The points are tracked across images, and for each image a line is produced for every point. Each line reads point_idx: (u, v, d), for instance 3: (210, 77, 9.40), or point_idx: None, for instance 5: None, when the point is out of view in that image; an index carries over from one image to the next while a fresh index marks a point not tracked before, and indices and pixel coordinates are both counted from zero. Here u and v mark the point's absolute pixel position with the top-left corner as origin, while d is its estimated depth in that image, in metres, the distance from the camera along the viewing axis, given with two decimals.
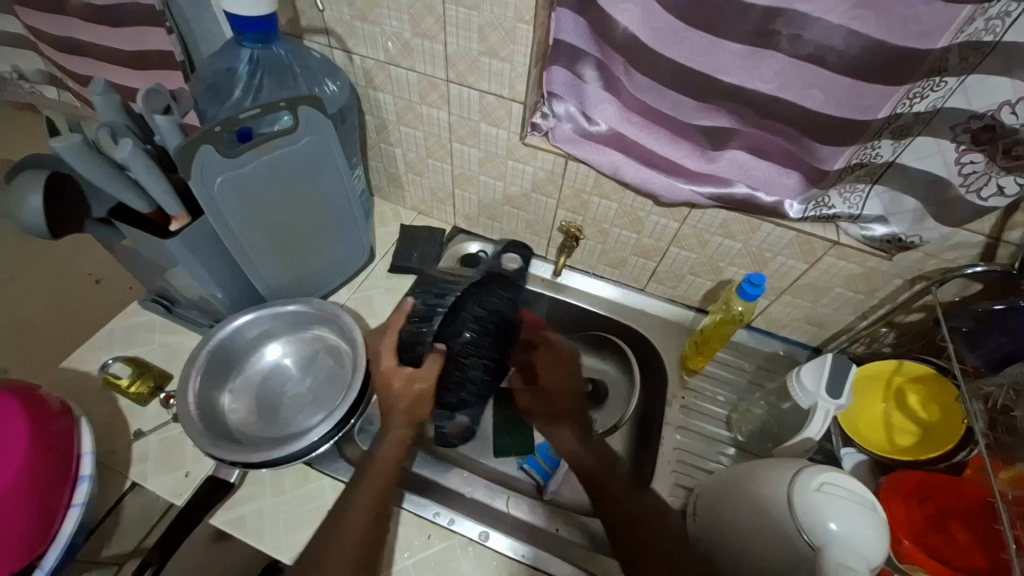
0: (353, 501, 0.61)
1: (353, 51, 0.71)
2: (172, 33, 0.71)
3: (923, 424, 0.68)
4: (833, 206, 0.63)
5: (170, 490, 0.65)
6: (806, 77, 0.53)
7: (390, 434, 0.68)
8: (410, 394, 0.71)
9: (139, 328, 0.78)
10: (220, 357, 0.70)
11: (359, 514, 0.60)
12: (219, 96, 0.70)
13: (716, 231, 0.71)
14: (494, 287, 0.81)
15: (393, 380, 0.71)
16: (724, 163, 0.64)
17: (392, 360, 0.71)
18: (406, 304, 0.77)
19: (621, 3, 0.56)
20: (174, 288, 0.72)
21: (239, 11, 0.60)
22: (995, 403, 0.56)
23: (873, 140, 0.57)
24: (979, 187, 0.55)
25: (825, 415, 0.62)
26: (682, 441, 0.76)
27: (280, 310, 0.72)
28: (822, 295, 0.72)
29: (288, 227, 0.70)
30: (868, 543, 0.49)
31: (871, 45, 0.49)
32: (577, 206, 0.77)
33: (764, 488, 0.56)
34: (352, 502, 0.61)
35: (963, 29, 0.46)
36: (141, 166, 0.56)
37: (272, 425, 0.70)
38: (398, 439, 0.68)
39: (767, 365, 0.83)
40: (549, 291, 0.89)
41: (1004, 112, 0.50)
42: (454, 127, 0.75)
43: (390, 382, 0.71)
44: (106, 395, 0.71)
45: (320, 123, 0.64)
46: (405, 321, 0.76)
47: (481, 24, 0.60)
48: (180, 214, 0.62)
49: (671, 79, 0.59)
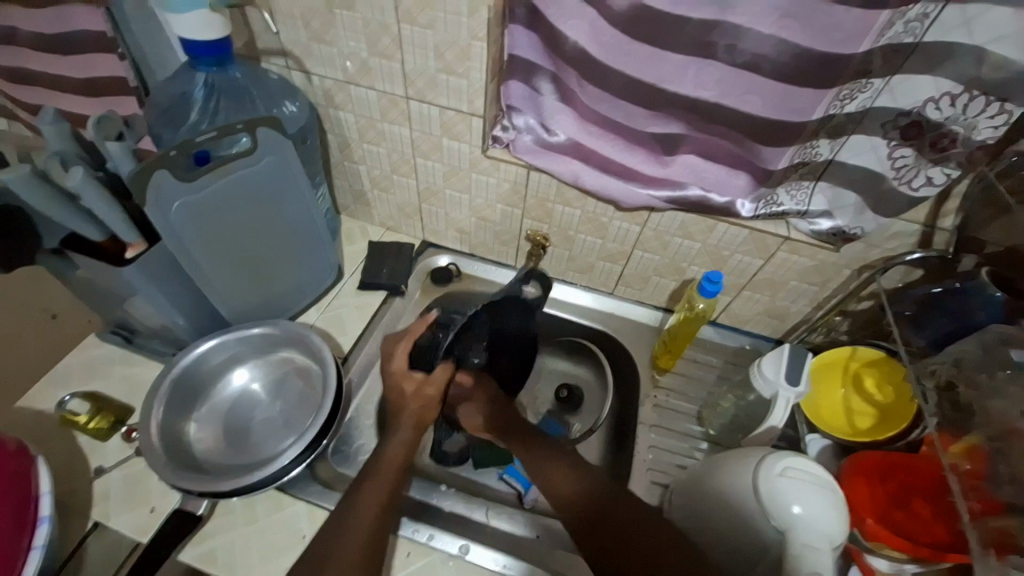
0: (354, 518, 0.61)
1: (312, 72, 0.71)
2: (124, 59, 0.70)
3: (880, 406, 0.71)
4: (781, 204, 0.67)
5: (135, 527, 0.63)
6: (744, 84, 0.56)
7: (398, 434, 0.71)
8: (422, 398, 0.74)
9: (97, 361, 0.75)
10: (183, 385, 0.68)
11: (362, 528, 0.60)
12: (174, 120, 0.69)
13: (675, 232, 0.73)
14: (511, 312, 0.80)
15: (404, 385, 0.74)
16: (677, 167, 0.67)
17: (403, 362, 0.75)
18: (430, 316, 0.79)
19: (570, 19, 0.58)
20: (134, 318, 0.70)
21: (191, 37, 0.60)
22: (940, 379, 0.60)
23: (812, 140, 0.61)
24: (910, 179, 0.59)
25: (786, 403, 0.65)
26: (657, 439, 0.78)
27: (245, 334, 0.71)
28: (780, 288, 0.76)
29: (253, 249, 0.69)
30: (828, 523, 0.52)
31: (800, 53, 0.52)
32: (542, 215, 0.79)
33: (730, 477, 0.59)
34: (354, 518, 0.61)
35: (883, 33, 0.50)
36: (93, 195, 0.55)
37: (242, 451, 0.69)
38: (406, 441, 0.70)
39: (734, 359, 0.85)
40: None
41: (929, 108, 0.54)
42: (417, 143, 0.76)
43: (402, 388, 0.74)
44: (65, 434, 0.68)
45: (279, 142, 0.64)
46: (424, 329, 0.78)
47: (437, 43, 0.62)
48: (136, 241, 0.61)
49: (622, 90, 0.61)
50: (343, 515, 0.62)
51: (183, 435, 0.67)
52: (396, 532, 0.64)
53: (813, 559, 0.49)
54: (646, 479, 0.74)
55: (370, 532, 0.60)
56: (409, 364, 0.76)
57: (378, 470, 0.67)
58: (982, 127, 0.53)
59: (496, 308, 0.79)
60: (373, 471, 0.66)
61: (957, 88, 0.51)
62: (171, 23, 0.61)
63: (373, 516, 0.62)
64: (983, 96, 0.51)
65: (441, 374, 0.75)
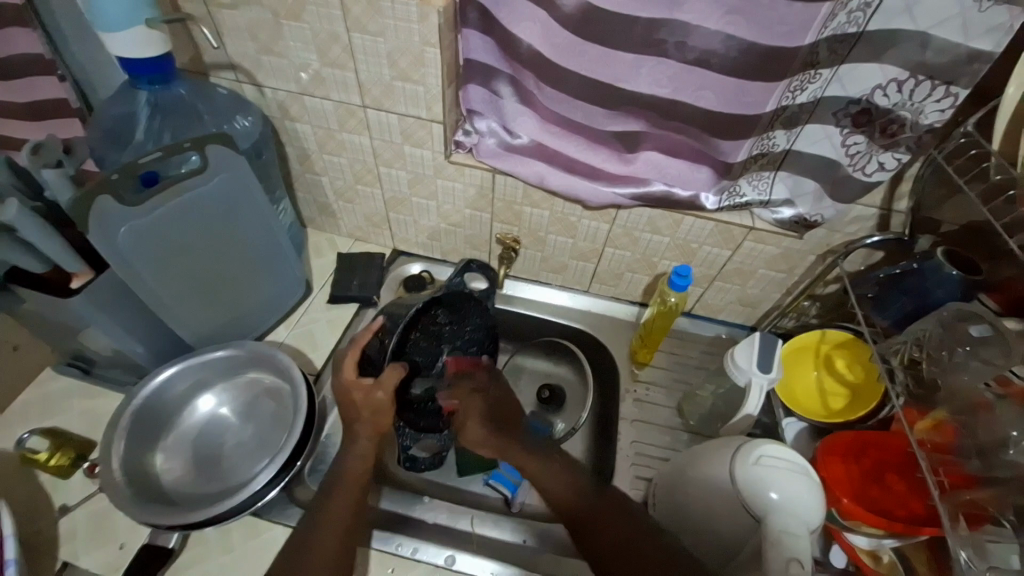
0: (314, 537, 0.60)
1: (264, 84, 0.69)
2: (65, 80, 0.69)
3: (851, 385, 0.72)
4: (743, 194, 0.67)
5: (105, 567, 0.60)
6: (696, 79, 0.56)
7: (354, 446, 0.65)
8: (372, 405, 0.63)
9: (56, 396, 0.72)
10: (146, 417, 0.66)
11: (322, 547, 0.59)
12: (120, 141, 0.67)
13: (644, 228, 0.73)
14: (471, 310, 0.71)
15: (352, 395, 0.64)
16: (640, 163, 0.67)
17: (353, 372, 0.65)
18: (377, 322, 0.69)
19: (522, 20, 0.58)
20: (90, 349, 0.67)
21: (130, 56, 0.59)
22: (903, 357, 0.61)
23: (767, 131, 0.61)
24: (864, 165, 0.60)
25: (760, 390, 0.66)
26: (639, 434, 0.78)
27: (208, 357, 0.69)
28: (749, 277, 0.77)
29: (215, 271, 0.68)
30: (805, 508, 0.52)
31: (748, 46, 0.52)
32: (511, 218, 0.78)
33: (708, 468, 0.59)
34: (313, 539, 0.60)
35: (827, 24, 0.50)
36: (30, 224, 0.54)
37: (214, 479, 0.67)
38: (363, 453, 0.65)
39: (711, 349, 0.86)
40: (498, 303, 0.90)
41: (877, 95, 0.55)
42: (378, 151, 0.74)
43: (351, 398, 0.64)
44: (26, 474, 0.65)
45: (232, 160, 0.63)
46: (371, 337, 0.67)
47: (389, 50, 0.61)
48: (81, 269, 0.59)
49: (579, 90, 0.61)
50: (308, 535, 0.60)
51: (150, 468, 0.65)
52: (367, 545, 0.63)
53: (790, 544, 0.50)
54: (630, 475, 0.75)
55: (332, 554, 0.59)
56: (359, 374, 0.66)
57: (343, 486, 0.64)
58: (929, 111, 0.54)
59: (451, 306, 0.70)
60: (338, 485, 0.64)
61: (903, 74, 0.52)
62: (105, 43, 0.59)
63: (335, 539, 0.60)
64: (928, 80, 0.52)
65: (391, 376, 0.62)
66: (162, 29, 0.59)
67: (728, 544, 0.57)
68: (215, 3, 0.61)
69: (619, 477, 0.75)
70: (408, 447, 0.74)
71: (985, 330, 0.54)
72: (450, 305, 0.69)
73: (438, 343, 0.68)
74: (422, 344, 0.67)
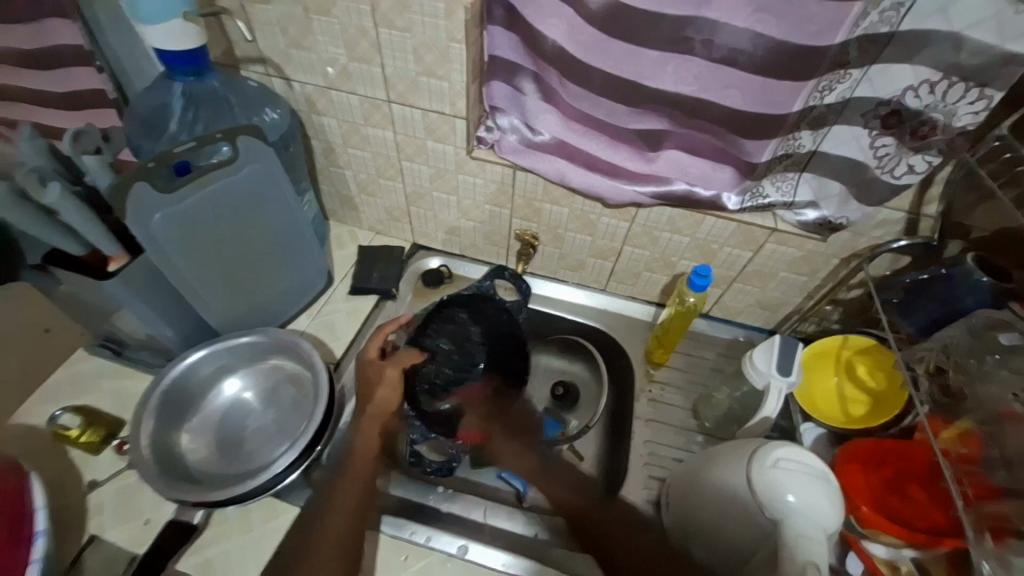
0: (323, 527, 0.63)
1: (292, 78, 0.71)
2: (103, 71, 0.71)
3: (873, 393, 0.71)
4: (767, 195, 0.67)
5: (130, 541, 0.63)
6: (722, 78, 0.56)
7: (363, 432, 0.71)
8: (384, 381, 0.73)
9: (88, 375, 0.75)
10: (173, 398, 0.68)
11: (331, 538, 0.62)
12: (154, 130, 0.69)
13: (664, 227, 0.73)
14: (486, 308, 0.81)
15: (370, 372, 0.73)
16: (662, 162, 0.67)
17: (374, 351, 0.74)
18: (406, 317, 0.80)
19: (547, 18, 0.58)
20: (122, 331, 0.70)
21: (166, 48, 0.61)
22: (929, 365, 0.60)
23: (794, 131, 0.60)
24: (893, 167, 0.59)
25: (779, 393, 0.65)
26: (652, 434, 0.78)
27: (234, 342, 0.71)
28: (769, 280, 0.76)
29: (242, 260, 0.70)
30: (824, 513, 0.52)
31: (776, 45, 0.52)
32: (530, 214, 0.79)
33: (722, 470, 0.59)
34: (322, 530, 0.63)
35: (858, 23, 0.50)
36: (71, 208, 0.56)
37: (236, 461, 0.69)
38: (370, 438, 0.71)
39: (728, 352, 0.86)
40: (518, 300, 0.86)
41: (908, 96, 0.53)
42: (401, 146, 0.75)
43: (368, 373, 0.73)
44: (57, 449, 0.68)
45: (261, 151, 0.64)
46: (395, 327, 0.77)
47: (416, 45, 0.62)
48: (117, 253, 0.62)
49: (602, 87, 0.61)
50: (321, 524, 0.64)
51: (176, 447, 0.67)
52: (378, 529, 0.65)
53: (806, 549, 0.49)
54: (643, 474, 0.75)
55: (339, 543, 0.61)
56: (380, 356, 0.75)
57: (352, 470, 0.68)
58: (962, 113, 0.52)
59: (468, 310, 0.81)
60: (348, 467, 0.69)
61: (936, 76, 0.51)
62: (143, 35, 0.61)
63: (344, 524, 0.63)
64: (962, 82, 0.50)
65: (404, 356, 0.75)
66: (198, 22, 0.61)
67: (742, 546, 0.56)
68: None
69: (632, 475, 0.74)
70: (416, 442, 0.74)
71: (1013, 339, 0.52)
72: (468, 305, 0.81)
73: (466, 353, 0.80)
74: (448, 349, 0.79)
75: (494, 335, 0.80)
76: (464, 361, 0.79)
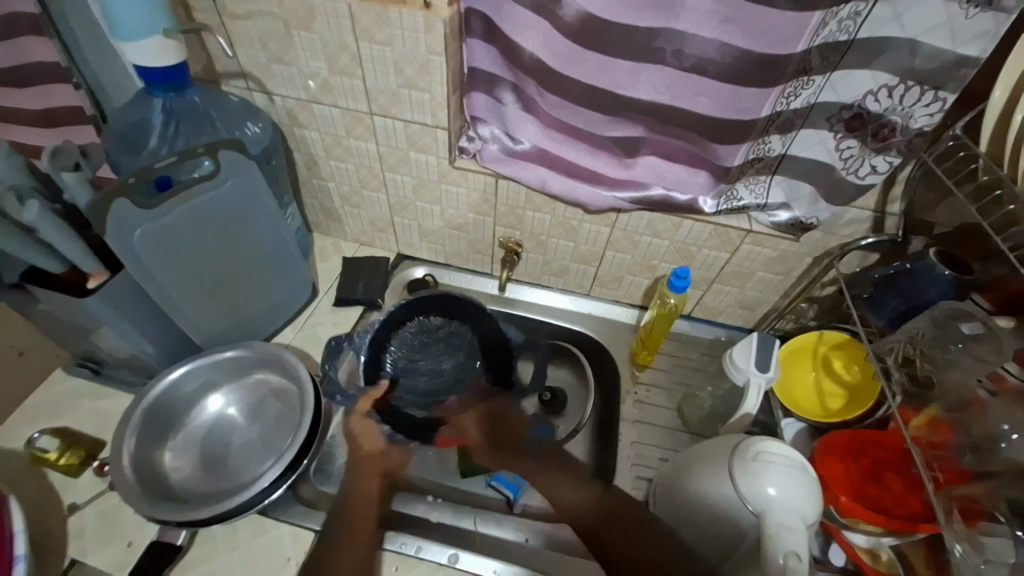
0: (334, 532, 0.64)
1: (274, 92, 0.71)
2: (80, 88, 0.70)
3: (848, 385, 0.74)
4: (742, 198, 0.69)
5: (113, 564, 0.61)
6: (692, 86, 0.58)
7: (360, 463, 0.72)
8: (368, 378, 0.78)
9: (66, 397, 0.73)
10: (155, 416, 0.67)
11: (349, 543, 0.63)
12: (133, 147, 0.69)
13: (644, 231, 0.75)
14: (495, 352, 0.85)
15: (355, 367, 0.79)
16: (640, 168, 0.69)
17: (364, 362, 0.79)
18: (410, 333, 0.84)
19: (525, 30, 0.60)
20: (102, 350, 0.69)
21: (147, 64, 0.61)
22: (898, 357, 0.61)
23: (762, 136, 0.63)
24: (857, 168, 0.62)
25: (758, 390, 0.67)
26: (640, 435, 0.79)
27: (216, 358, 0.70)
28: (747, 280, 0.78)
29: (224, 274, 0.69)
30: (802, 503, 0.53)
31: (742, 54, 0.55)
32: (513, 222, 0.80)
33: (708, 467, 0.60)
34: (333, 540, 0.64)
35: (818, 32, 0.52)
36: (49, 225, 0.56)
37: (220, 477, 0.68)
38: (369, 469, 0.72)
39: (710, 352, 0.88)
40: (501, 308, 0.91)
41: (869, 100, 0.56)
42: (384, 156, 0.76)
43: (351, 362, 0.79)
44: (36, 472, 0.67)
45: (242, 164, 0.64)
46: (408, 335, 0.84)
47: (397, 59, 0.63)
48: (97, 270, 0.61)
49: (581, 98, 0.63)
50: (333, 550, 0.63)
51: (158, 465, 0.66)
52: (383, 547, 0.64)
53: (787, 538, 0.51)
54: (631, 474, 0.76)
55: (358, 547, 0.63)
56: (393, 347, 0.82)
57: (359, 479, 0.70)
58: (918, 115, 0.55)
59: (470, 326, 0.84)
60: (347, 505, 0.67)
61: (893, 81, 0.54)
62: (123, 51, 0.61)
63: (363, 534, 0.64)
64: (917, 86, 0.53)
65: (393, 352, 0.82)
66: (178, 38, 0.62)
67: (727, 542, 0.57)
68: (229, 13, 0.63)
69: (621, 474, 0.76)
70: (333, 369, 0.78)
71: (976, 329, 0.55)
72: (472, 326, 0.84)
73: (450, 382, 0.84)
74: (440, 371, 0.84)
75: (487, 359, 0.85)
76: (443, 386, 0.83)
